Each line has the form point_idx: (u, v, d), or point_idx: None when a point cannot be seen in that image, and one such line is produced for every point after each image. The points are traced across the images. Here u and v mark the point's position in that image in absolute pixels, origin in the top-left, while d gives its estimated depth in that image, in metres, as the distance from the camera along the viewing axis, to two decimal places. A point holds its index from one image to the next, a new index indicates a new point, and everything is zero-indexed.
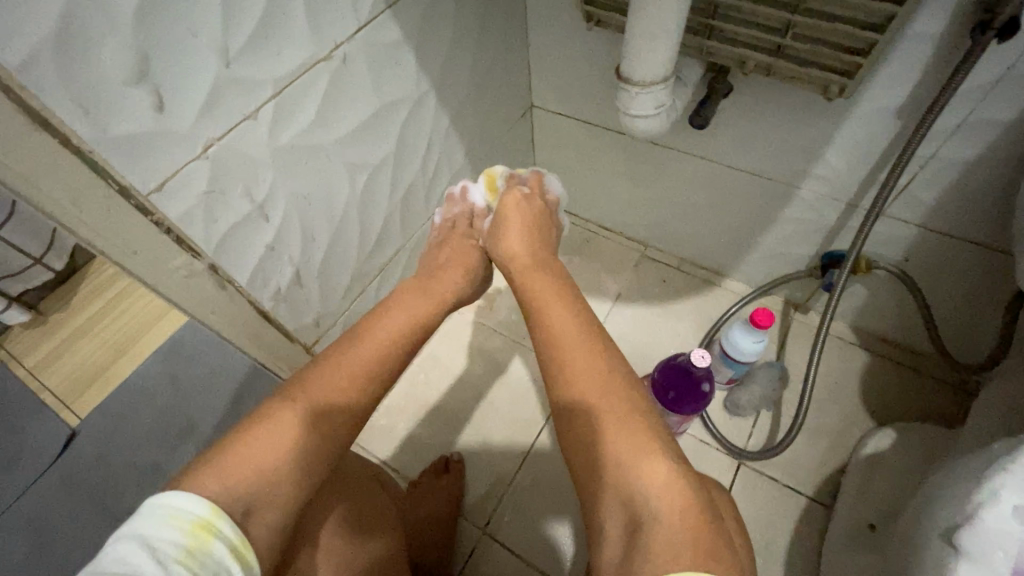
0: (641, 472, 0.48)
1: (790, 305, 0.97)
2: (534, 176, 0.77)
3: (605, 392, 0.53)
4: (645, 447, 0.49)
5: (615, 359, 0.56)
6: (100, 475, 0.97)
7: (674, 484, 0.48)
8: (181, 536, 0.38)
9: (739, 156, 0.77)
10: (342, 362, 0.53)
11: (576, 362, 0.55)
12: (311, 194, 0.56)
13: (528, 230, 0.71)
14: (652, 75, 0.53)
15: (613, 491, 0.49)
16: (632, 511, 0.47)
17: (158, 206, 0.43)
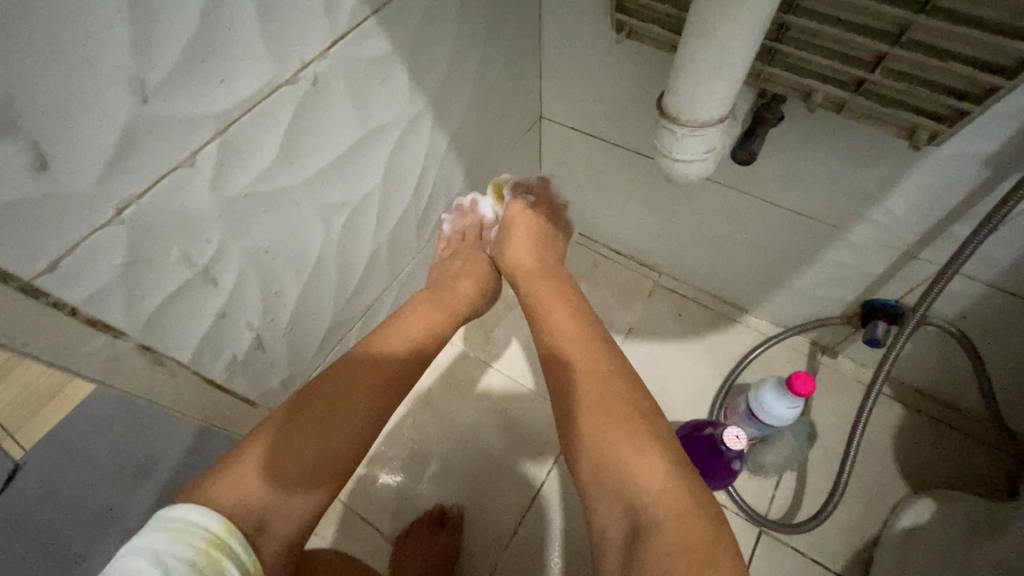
0: (639, 473, 0.45)
1: (817, 347, 0.88)
2: (540, 182, 0.73)
3: (607, 391, 0.51)
4: (645, 449, 0.47)
5: (616, 360, 0.54)
6: (44, 517, 0.86)
7: (674, 487, 0.45)
8: (192, 550, 0.37)
9: (780, 192, 0.67)
10: (352, 373, 0.51)
11: (579, 363, 0.54)
12: (274, 245, 0.45)
13: (537, 236, 0.68)
14: (708, 113, 0.43)
15: (610, 495, 0.46)
16: (632, 516, 0.45)
17: (57, 288, 0.32)
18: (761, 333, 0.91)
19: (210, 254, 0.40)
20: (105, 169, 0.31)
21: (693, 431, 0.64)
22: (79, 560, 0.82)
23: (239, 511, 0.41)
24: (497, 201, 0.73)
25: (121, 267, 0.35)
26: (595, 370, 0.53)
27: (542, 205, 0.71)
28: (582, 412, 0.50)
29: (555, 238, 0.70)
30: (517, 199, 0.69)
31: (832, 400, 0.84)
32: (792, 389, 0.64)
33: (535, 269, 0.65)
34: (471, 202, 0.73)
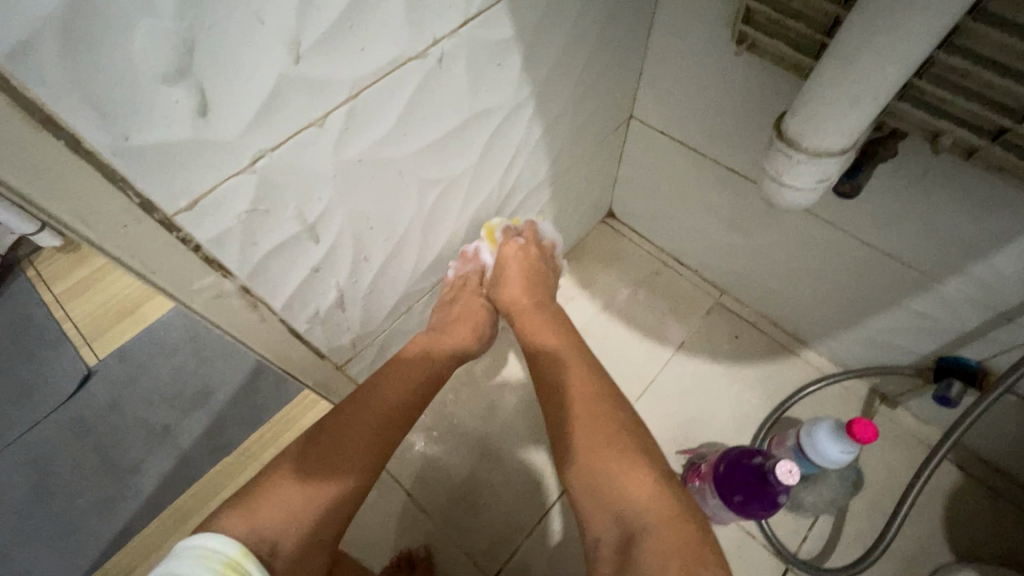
0: (627, 484, 0.48)
1: (876, 394, 0.84)
2: (529, 225, 0.72)
3: (597, 410, 0.54)
4: (634, 462, 0.49)
5: (604, 384, 0.57)
6: (108, 424, 0.93)
7: (661, 496, 0.47)
8: (212, 574, 0.38)
9: (873, 230, 0.64)
10: (353, 410, 0.54)
11: (572, 390, 0.56)
12: (373, 211, 0.47)
13: (532, 280, 0.69)
14: (831, 143, 0.41)
15: (601, 507, 0.48)
16: (623, 526, 0.46)
17: (188, 226, 0.34)
18: (818, 369, 0.89)
19: (318, 212, 0.42)
20: (251, 122, 0.32)
21: (740, 457, 0.63)
22: (134, 470, 0.88)
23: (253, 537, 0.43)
24: (492, 244, 0.67)
25: (244, 214, 0.37)
26: (587, 394, 0.56)
27: (532, 248, 0.71)
28: (572, 432, 0.53)
29: (547, 279, 0.71)
30: (510, 243, 0.68)
31: (884, 452, 0.81)
32: (853, 434, 0.62)
33: (532, 311, 0.67)
34: (473, 250, 0.67)
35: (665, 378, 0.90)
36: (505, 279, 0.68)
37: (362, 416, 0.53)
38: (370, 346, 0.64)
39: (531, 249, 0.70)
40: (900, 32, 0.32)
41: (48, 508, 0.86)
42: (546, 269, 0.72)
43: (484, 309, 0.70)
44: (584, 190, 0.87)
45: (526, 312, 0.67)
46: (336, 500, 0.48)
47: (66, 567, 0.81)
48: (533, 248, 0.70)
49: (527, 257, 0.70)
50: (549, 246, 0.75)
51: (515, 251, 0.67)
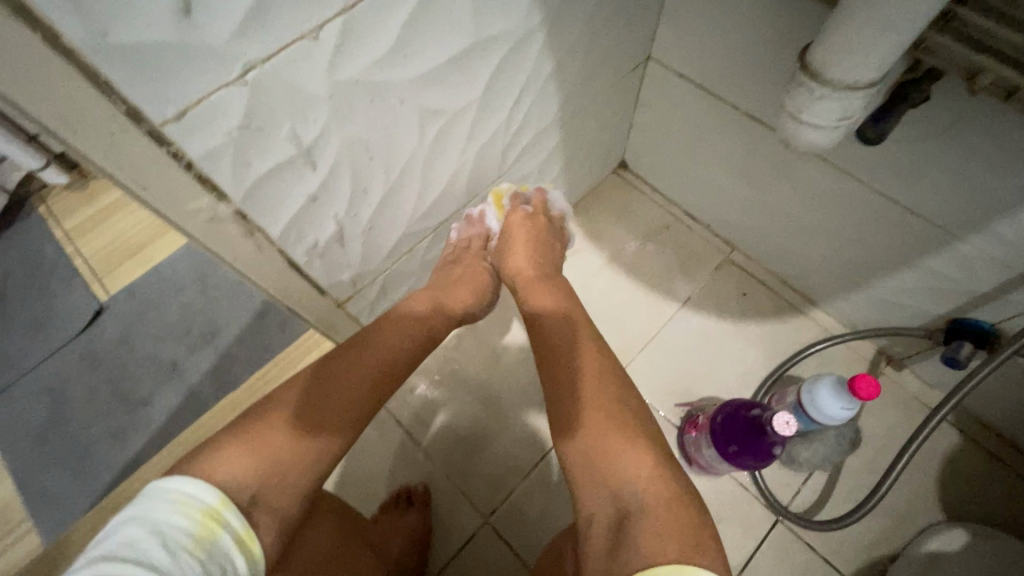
0: (626, 463, 0.45)
1: (882, 356, 0.83)
2: (538, 195, 0.73)
3: (599, 385, 0.51)
4: (633, 442, 0.47)
5: (608, 359, 0.55)
6: (119, 357, 0.95)
7: (660, 476, 0.45)
8: (189, 523, 0.37)
9: (895, 183, 0.61)
10: (346, 365, 0.50)
11: (575, 364, 0.54)
12: (371, 140, 0.45)
13: (538, 249, 0.68)
14: (858, 75, 0.38)
15: (596, 484, 0.46)
16: (619, 503, 0.44)
17: (177, 139, 0.33)
18: (825, 330, 0.87)
19: (314, 136, 0.41)
20: (239, 28, 0.31)
21: (737, 409, 0.63)
22: (145, 402, 0.91)
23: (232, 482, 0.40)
24: (499, 210, 0.70)
25: (236, 131, 0.35)
26: (592, 368, 0.53)
27: (540, 216, 0.71)
28: (572, 405, 0.51)
29: (555, 249, 0.70)
30: (516, 210, 0.69)
31: (885, 413, 0.81)
32: (853, 391, 0.61)
33: (538, 281, 0.65)
34: (479, 213, 0.70)
35: (669, 333, 0.89)
36: (512, 246, 0.68)
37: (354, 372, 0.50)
38: (371, 286, 0.64)
39: (539, 218, 0.71)
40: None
41: (64, 433, 0.90)
42: (554, 239, 0.71)
43: (487, 274, 0.69)
44: (596, 138, 0.84)
45: (530, 281, 0.65)
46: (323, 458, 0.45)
47: (81, 489, 0.85)
48: (541, 217, 0.71)
49: (534, 225, 0.70)
50: (558, 219, 0.75)
51: (522, 218, 0.68)
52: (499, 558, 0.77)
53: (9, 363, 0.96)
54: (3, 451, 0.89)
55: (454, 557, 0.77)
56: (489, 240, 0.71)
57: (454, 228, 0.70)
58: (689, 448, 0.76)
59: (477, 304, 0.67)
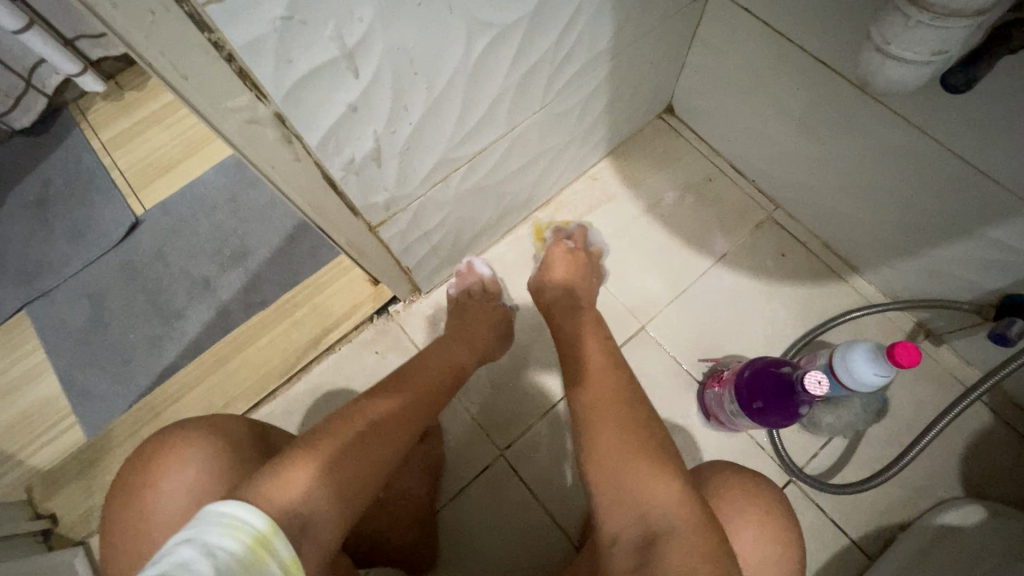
0: (652, 487, 0.47)
1: (920, 330, 0.81)
2: (579, 230, 0.85)
3: (621, 407, 0.53)
4: (659, 466, 0.48)
5: (623, 381, 0.57)
6: (155, 270, 0.98)
7: (686, 499, 0.46)
8: (238, 546, 0.33)
9: (971, 142, 0.56)
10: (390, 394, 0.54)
11: (596, 387, 0.56)
12: (416, 49, 0.43)
13: (570, 281, 0.76)
14: (965, 1, 0.33)
15: (621, 505, 0.47)
16: (644, 524, 0.46)
17: (219, 25, 0.32)
18: (864, 298, 0.84)
19: (359, 37, 0.38)
20: None
21: (766, 367, 0.62)
22: (178, 315, 0.94)
23: (280, 515, 0.37)
24: (539, 243, 0.89)
25: (278, 22, 0.33)
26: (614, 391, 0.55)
27: (580, 250, 0.82)
28: (595, 430, 0.52)
29: (591, 279, 0.79)
30: (558, 245, 0.81)
31: (914, 386, 0.79)
32: (893, 358, 0.59)
33: (566, 309, 0.71)
34: (468, 266, 0.85)
35: (700, 288, 0.86)
36: (548, 276, 0.78)
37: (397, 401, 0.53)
38: (404, 214, 0.63)
39: (579, 252, 0.81)
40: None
41: (103, 338, 0.94)
42: (590, 271, 0.80)
43: (501, 313, 0.79)
44: (644, 77, 0.79)
45: (560, 309, 0.71)
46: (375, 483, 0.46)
47: (119, 391, 0.89)
48: (581, 251, 0.81)
49: (573, 255, 0.80)
50: (598, 253, 0.84)
51: (563, 251, 0.80)
52: (510, 490, 0.79)
53: (51, 267, 1.00)
54: (48, 350, 0.93)
55: (467, 485, 0.79)
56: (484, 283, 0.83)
57: (452, 286, 0.84)
58: (709, 403, 0.76)
59: (495, 338, 0.76)
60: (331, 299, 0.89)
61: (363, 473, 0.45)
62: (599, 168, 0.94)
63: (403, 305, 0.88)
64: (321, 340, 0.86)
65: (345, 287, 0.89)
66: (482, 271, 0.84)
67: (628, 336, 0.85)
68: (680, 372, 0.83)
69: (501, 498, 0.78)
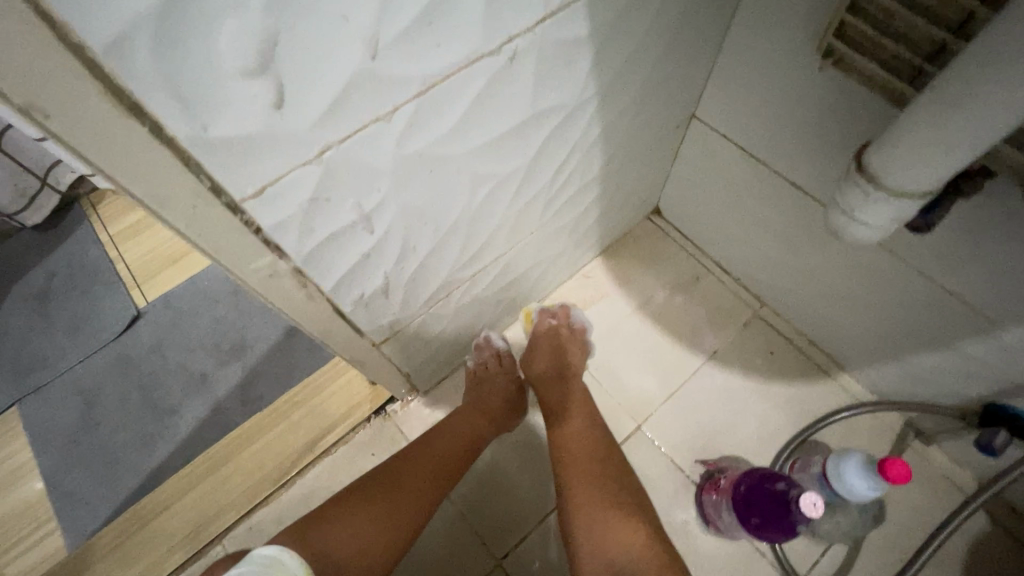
0: (625, 537, 0.59)
1: (911, 430, 0.82)
2: (563, 308, 0.86)
3: (604, 470, 0.66)
4: (630, 519, 0.61)
5: (605, 449, 0.69)
6: (152, 364, 0.98)
7: (652, 549, 0.58)
8: None
9: (939, 268, 0.61)
10: (410, 464, 0.67)
11: (581, 451, 0.68)
12: (426, 203, 0.47)
13: (558, 354, 0.80)
14: (918, 180, 0.38)
15: (598, 553, 0.59)
16: (617, 570, 0.56)
17: (252, 210, 0.35)
18: (852, 396, 0.86)
19: (376, 202, 0.42)
20: (323, 117, 0.32)
21: (762, 480, 0.63)
22: (173, 412, 0.93)
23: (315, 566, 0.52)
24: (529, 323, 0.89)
25: (306, 203, 0.37)
26: (597, 455, 0.68)
27: (564, 326, 0.84)
28: (581, 490, 0.64)
29: (576, 350, 0.82)
30: (541, 322, 0.84)
31: (909, 488, 0.79)
32: (885, 474, 0.60)
33: (555, 378, 0.78)
34: (484, 340, 0.85)
35: (694, 386, 0.88)
36: (535, 350, 0.81)
37: (415, 469, 0.66)
38: (407, 329, 0.65)
39: (562, 327, 0.83)
40: (1004, 85, 0.30)
41: (92, 437, 0.92)
42: (575, 343, 0.83)
43: (512, 386, 0.81)
44: (633, 189, 0.85)
45: (549, 380, 0.78)
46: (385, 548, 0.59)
47: (105, 494, 0.87)
48: (564, 324, 0.84)
49: (557, 332, 0.83)
50: (581, 327, 0.85)
51: (545, 327, 0.83)
52: None
53: (47, 361, 1.00)
54: (35, 450, 0.91)
55: None
56: (498, 358, 0.84)
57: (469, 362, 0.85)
58: (707, 508, 0.76)
59: (507, 409, 0.80)
60: (329, 398, 0.89)
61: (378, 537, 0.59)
62: (592, 267, 0.98)
63: (400, 404, 0.88)
64: (318, 441, 0.86)
65: (344, 384, 0.90)
66: (499, 344, 0.84)
67: (625, 435, 0.85)
68: (677, 473, 0.83)
69: None
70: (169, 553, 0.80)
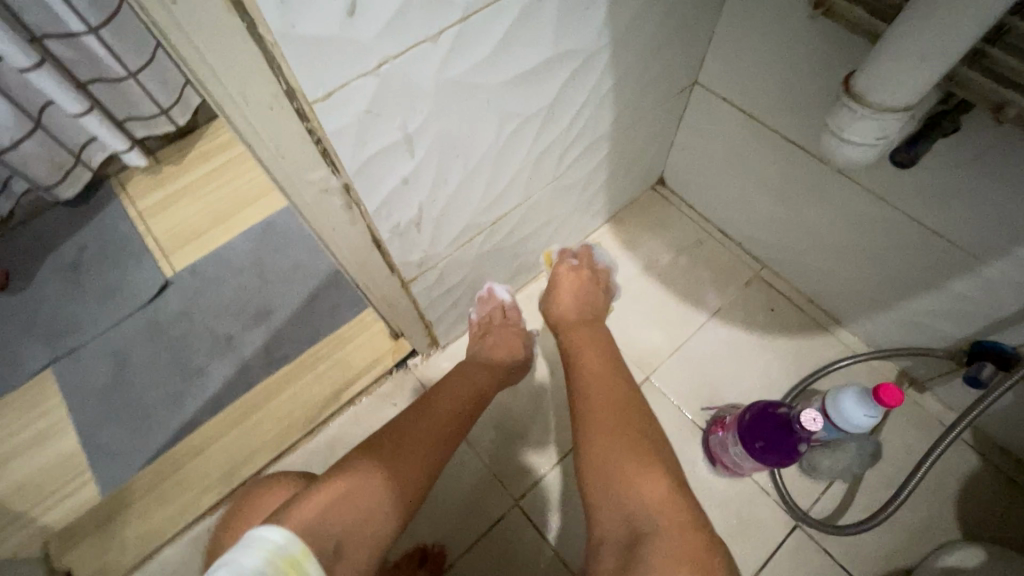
0: (643, 488, 0.53)
1: (905, 378, 0.87)
2: (584, 250, 0.93)
3: (619, 420, 0.61)
4: (650, 469, 0.55)
5: (621, 397, 0.65)
6: (181, 328, 1.03)
7: (672, 501, 0.52)
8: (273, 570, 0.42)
9: (924, 209, 0.66)
10: (413, 427, 0.64)
11: (598, 402, 0.64)
12: (459, 133, 0.52)
13: (579, 299, 0.84)
14: (894, 98, 0.44)
15: (614, 507, 0.54)
16: (633, 523, 0.52)
17: (317, 116, 0.40)
18: (849, 349, 0.91)
19: (418, 125, 0.47)
20: (383, 29, 0.38)
21: (764, 407, 0.68)
22: (201, 371, 0.98)
23: (308, 536, 0.46)
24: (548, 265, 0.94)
25: (361, 114, 0.42)
26: (614, 404, 0.64)
27: (584, 269, 0.89)
28: (594, 440, 0.60)
29: (596, 295, 0.86)
30: (563, 266, 0.88)
31: (905, 431, 0.83)
32: (878, 399, 0.64)
33: (574, 329, 0.79)
34: (487, 291, 0.88)
35: (699, 341, 0.93)
36: (556, 295, 0.85)
37: (419, 432, 0.64)
38: (433, 271, 0.70)
39: (583, 271, 0.88)
40: None
41: (123, 396, 0.96)
42: (595, 289, 0.87)
43: (517, 336, 0.85)
44: (639, 154, 0.90)
45: (570, 330, 0.79)
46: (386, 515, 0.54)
47: (137, 447, 0.91)
48: (584, 270, 0.89)
49: (577, 278, 0.87)
50: (603, 270, 0.91)
51: (567, 272, 0.87)
52: (524, 540, 0.80)
53: (79, 326, 1.04)
54: (70, 407, 0.96)
55: (482, 536, 0.81)
56: (503, 309, 0.88)
57: (474, 311, 0.89)
58: (714, 447, 0.80)
59: (513, 363, 0.83)
60: (353, 354, 0.94)
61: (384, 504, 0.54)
62: (600, 233, 1.03)
63: (421, 358, 0.93)
64: (343, 393, 0.90)
65: (366, 342, 0.95)
66: (501, 295, 0.88)
67: None
68: (683, 420, 0.87)
69: (516, 548, 0.80)
70: (202, 497, 0.84)
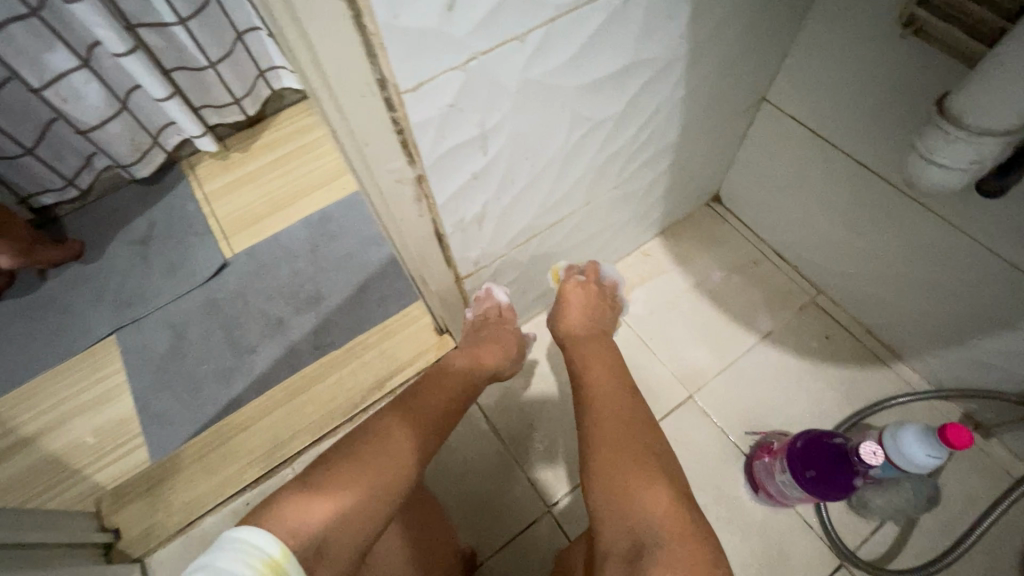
0: (645, 497, 0.51)
1: (969, 420, 0.82)
2: (590, 265, 0.86)
3: (625, 430, 0.59)
4: (653, 479, 0.53)
5: (630, 407, 0.63)
6: (235, 308, 1.07)
7: (676, 513, 0.50)
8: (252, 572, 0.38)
9: (1007, 243, 0.62)
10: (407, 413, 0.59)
11: (605, 412, 0.62)
12: (532, 134, 0.53)
13: (588, 312, 0.80)
14: (994, 120, 0.42)
15: (615, 519, 0.52)
16: (636, 533, 0.49)
17: (404, 106, 0.41)
18: (908, 385, 0.87)
19: (494, 123, 0.48)
20: (477, 26, 0.39)
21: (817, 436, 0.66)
22: (251, 350, 1.01)
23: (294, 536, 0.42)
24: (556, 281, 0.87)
25: (445, 108, 0.43)
26: (620, 414, 0.62)
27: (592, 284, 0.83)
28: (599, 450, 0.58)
29: (605, 312, 0.81)
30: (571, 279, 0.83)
31: (966, 476, 0.79)
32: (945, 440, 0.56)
33: (582, 339, 0.75)
34: (485, 291, 0.76)
35: (747, 362, 0.90)
36: (563, 306, 0.80)
37: (412, 419, 0.58)
38: (487, 269, 0.71)
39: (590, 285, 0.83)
40: None
41: (177, 367, 1.01)
42: (605, 305, 0.82)
43: (512, 337, 0.77)
44: (699, 168, 0.89)
45: (578, 340, 0.75)
46: (375, 512, 0.48)
47: (188, 417, 0.95)
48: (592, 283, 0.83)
49: (586, 291, 0.82)
50: (610, 285, 0.86)
51: (575, 284, 0.82)
52: (555, 549, 0.79)
53: (143, 298, 1.10)
54: (128, 374, 1.01)
55: (512, 540, 0.80)
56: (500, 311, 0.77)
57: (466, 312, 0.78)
58: (758, 474, 0.78)
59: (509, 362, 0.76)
60: (398, 347, 0.96)
61: (373, 499, 0.49)
62: (652, 246, 1.02)
63: None
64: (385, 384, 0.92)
65: (412, 335, 0.97)
66: (500, 297, 0.76)
67: (676, 404, 0.88)
68: (726, 442, 0.85)
69: (547, 556, 0.79)
70: (244, 471, 0.87)
